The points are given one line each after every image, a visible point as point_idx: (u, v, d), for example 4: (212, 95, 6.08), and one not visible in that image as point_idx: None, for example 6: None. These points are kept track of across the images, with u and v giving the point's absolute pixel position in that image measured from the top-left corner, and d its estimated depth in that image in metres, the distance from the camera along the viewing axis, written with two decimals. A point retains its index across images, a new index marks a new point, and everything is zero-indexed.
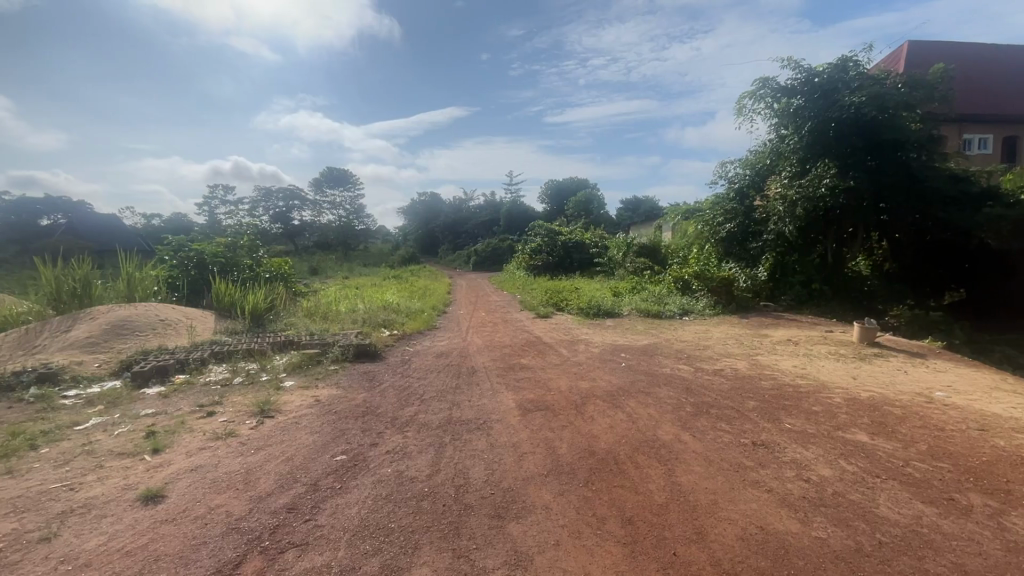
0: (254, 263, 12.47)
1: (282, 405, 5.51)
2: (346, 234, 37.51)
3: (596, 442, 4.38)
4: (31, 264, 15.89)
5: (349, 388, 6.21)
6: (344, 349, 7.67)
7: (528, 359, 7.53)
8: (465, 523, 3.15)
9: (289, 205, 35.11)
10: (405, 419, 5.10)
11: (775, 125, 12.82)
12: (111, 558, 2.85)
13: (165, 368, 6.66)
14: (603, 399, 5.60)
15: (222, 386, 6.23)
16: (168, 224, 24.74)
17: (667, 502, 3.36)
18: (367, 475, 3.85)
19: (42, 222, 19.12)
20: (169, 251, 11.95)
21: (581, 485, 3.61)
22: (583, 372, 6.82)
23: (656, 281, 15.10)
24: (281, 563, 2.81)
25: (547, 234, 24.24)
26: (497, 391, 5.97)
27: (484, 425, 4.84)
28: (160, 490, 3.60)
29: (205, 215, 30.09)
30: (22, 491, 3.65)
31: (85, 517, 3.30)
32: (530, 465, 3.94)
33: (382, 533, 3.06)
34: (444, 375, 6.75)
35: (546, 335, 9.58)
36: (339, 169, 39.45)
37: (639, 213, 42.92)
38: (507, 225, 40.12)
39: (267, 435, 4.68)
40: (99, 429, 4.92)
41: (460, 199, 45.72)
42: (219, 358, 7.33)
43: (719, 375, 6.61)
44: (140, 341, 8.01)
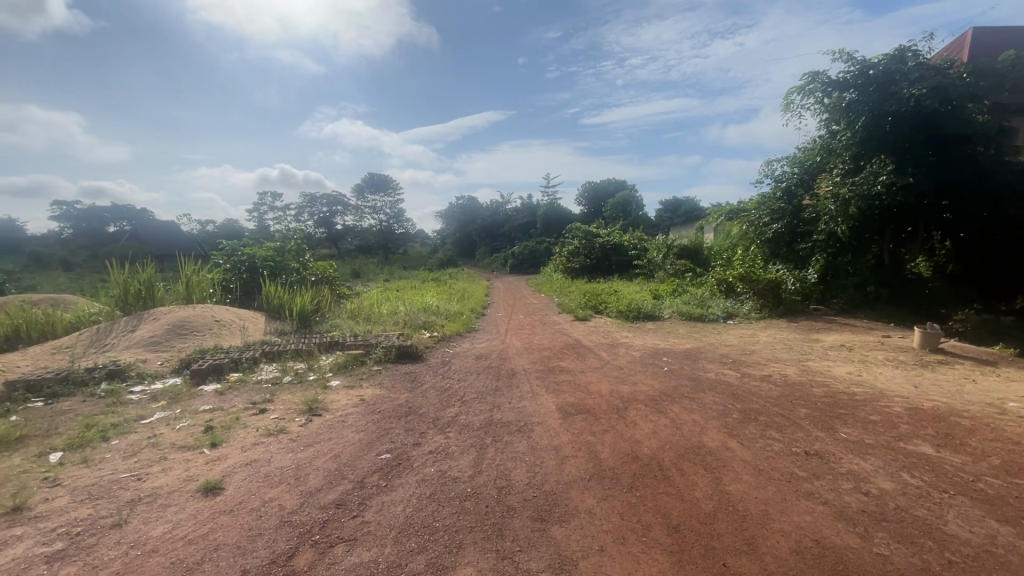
0: (301, 266, 12.97)
1: (329, 404, 5.70)
2: (386, 237, 38.46)
3: (639, 447, 4.31)
4: (100, 268, 17.09)
5: (392, 388, 6.35)
6: (387, 349, 7.85)
7: (567, 363, 7.49)
8: (508, 525, 3.16)
9: (332, 210, 36.29)
10: (447, 420, 5.17)
11: (825, 121, 12.28)
12: (175, 545, 3.02)
13: (221, 366, 7.00)
14: (645, 403, 5.50)
15: (273, 384, 6.50)
16: (221, 230, 26.06)
17: (715, 511, 3.27)
18: (412, 474, 3.92)
19: (110, 229, 20.57)
20: (223, 255, 12.57)
21: (625, 491, 3.55)
22: (624, 376, 6.72)
23: (698, 283, 14.72)
24: (332, 556, 2.90)
25: (584, 236, 24.11)
26: (537, 394, 5.96)
27: (525, 427, 4.84)
28: (218, 482, 3.79)
29: (255, 220, 31.54)
30: (95, 480, 3.92)
31: (151, 505, 3.52)
32: (572, 469, 3.91)
33: (427, 531, 3.11)
34: (484, 377, 6.81)
35: (584, 338, 9.50)
36: (379, 175, 40.47)
37: (679, 214, 41.98)
38: (544, 228, 40.09)
39: (316, 432, 4.85)
40: (163, 422, 5.23)
41: (497, 201, 46.04)
42: (270, 358, 7.65)
43: (767, 381, 6.37)
44: (198, 341, 8.47)
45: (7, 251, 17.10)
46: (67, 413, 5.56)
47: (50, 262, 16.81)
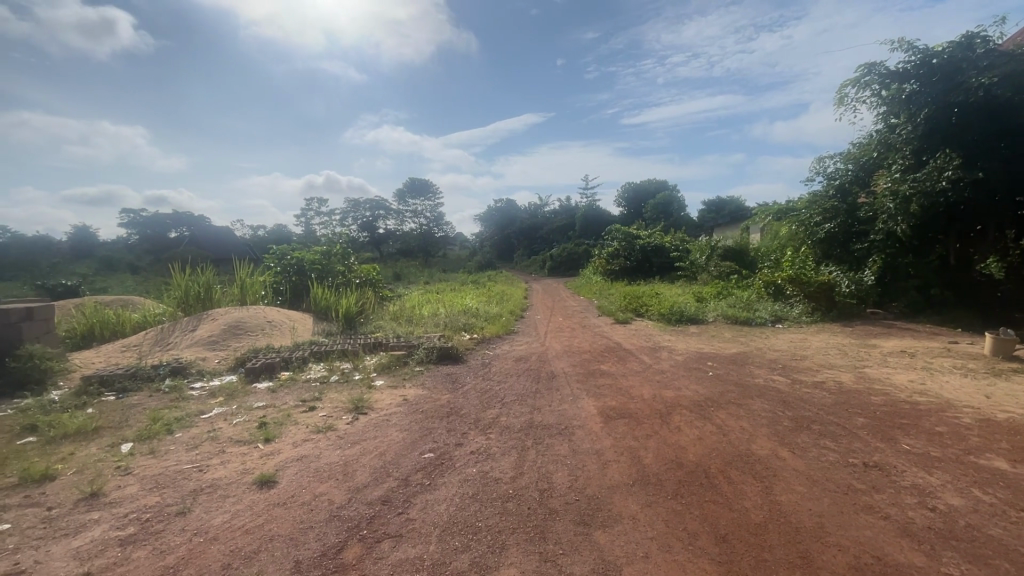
0: (346, 269, 13.41)
1: (373, 403, 5.86)
2: (427, 241, 39.16)
3: (684, 454, 4.20)
4: (163, 271, 18.20)
5: (434, 389, 6.46)
6: (429, 350, 8.00)
7: (607, 366, 7.41)
8: (550, 528, 3.16)
9: (375, 214, 37.24)
10: (487, 421, 5.22)
11: (883, 114, 11.63)
12: (234, 535, 3.18)
13: (273, 365, 7.34)
14: (690, 409, 5.37)
15: (321, 383, 6.76)
16: (271, 235, 27.26)
17: (766, 522, 3.15)
18: (454, 474, 3.98)
19: (171, 235, 21.89)
20: (274, 259, 13.15)
21: (669, 498, 3.48)
22: (666, 380, 6.58)
23: (744, 285, 14.24)
24: (379, 551, 2.98)
25: (624, 238, 23.78)
26: (578, 397, 5.92)
27: (566, 431, 4.82)
28: (272, 476, 3.97)
29: (303, 225, 32.79)
30: (162, 470, 4.18)
31: (211, 496, 3.72)
32: (614, 474, 3.87)
33: (470, 531, 3.15)
34: (524, 379, 6.82)
35: (625, 341, 9.36)
36: (420, 179, 41.22)
37: (723, 214, 40.75)
38: (583, 229, 39.73)
39: (362, 430, 4.99)
40: (221, 417, 5.53)
41: (536, 204, 46.06)
42: (318, 357, 7.95)
43: (820, 388, 6.08)
44: (252, 340, 8.90)
45: (82, 256, 18.49)
46: (136, 406, 5.96)
47: (118, 266, 18.04)
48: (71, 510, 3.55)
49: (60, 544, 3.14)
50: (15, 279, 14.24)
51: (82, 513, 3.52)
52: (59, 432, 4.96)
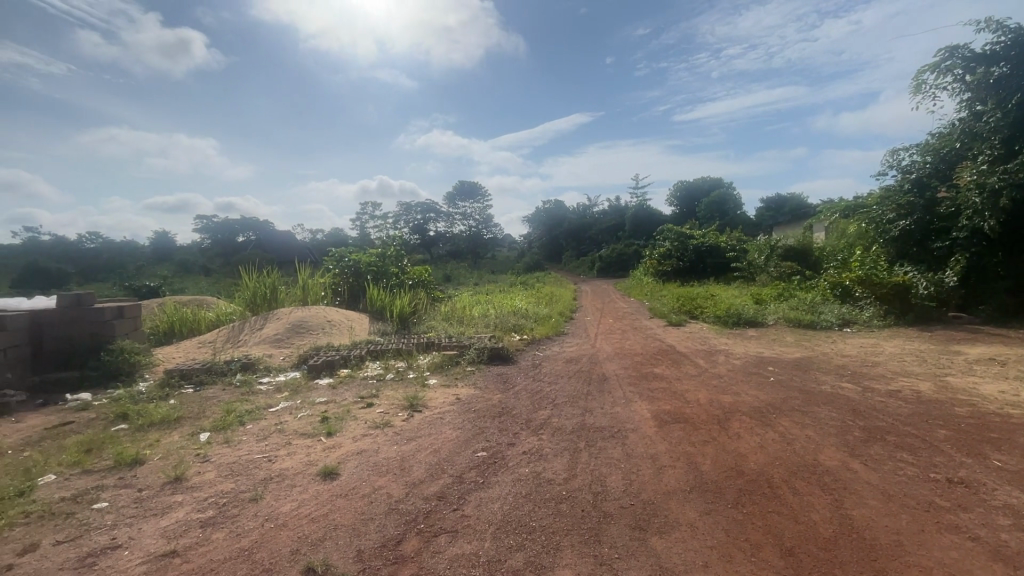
0: (399, 271, 13.85)
1: (427, 401, 6.02)
2: (475, 243, 39.67)
3: (744, 462, 4.04)
4: (233, 273, 19.44)
5: (486, 389, 6.54)
6: (480, 350, 8.12)
7: (660, 369, 7.25)
8: (605, 531, 3.13)
9: (426, 218, 38.06)
10: (539, 422, 5.23)
11: (967, 101, 10.71)
12: (301, 522, 3.36)
13: (333, 362, 7.69)
14: (750, 416, 5.15)
15: (377, 381, 7.02)
16: (329, 238, 28.50)
17: (836, 537, 2.98)
18: (507, 473, 4.01)
19: (239, 239, 23.32)
20: (333, 261, 13.75)
21: (729, 507, 3.35)
22: (723, 385, 6.35)
23: (807, 286, 13.50)
24: (436, 545, 3.06)
25: (677, 238, 23.14)
26: (631, 400, 5.81)
27: (619, 434, 4.75)
28: (335, 468, 4.16)
29: (358, 228, 34.02)
30: (236, 459, 4.48)
31: (280, 484, 3.95)
32: (670, 480, 3.77)
33: (524, 530, 3.17)
34: (575, 381, 6.77)
35: (679, 344, 9.09)
36: (470, 182, 41.81)
37: (783, 211, 38.81)
38: (633, 229, 38.96)
39: (417, 427, 5.14)
40: (287, 411, 5.85)
41: (584, 205, 45.59)
42: (374, 355, 8.26)
43: (895, 396, 5.67)
44: (313, 339, 9.37)
45: (161, 260, 20.09)
46: (212, 399, 6.42)
47: (193, 268, 19.45)
48: (158, 492, 3.87)
49: (150, 523, 3.43)
50: (107, 280, 15.67)
51: (167, 495, 3.83)
52: (146, 421, 5.42)
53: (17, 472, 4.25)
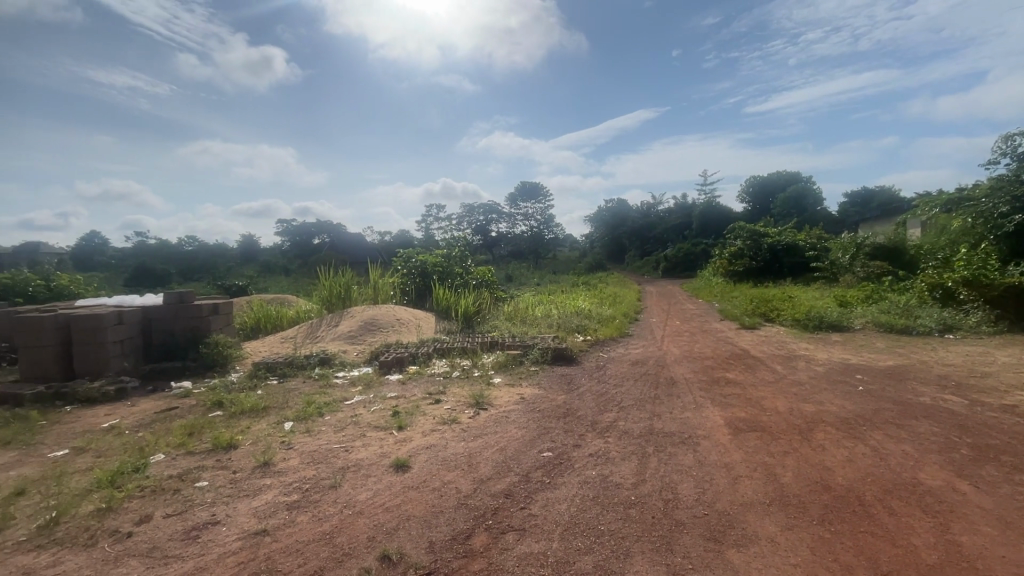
0: (464, 272, 14.16)
1: (493, 399, 6.11)
2: (537, 244, 39.69)
3: (829, 476, 3.76)
4: (310, 273, 20.71)
5: (550, 389, 6.54)
6: (544, 351, 8.11)
7: (733, 374, 6.90)
8: (678, 540, 3.03)
9: (488, 218, 38.58)
10: (605, 424, 5.14)
11: None
12: (376, 511, 3.52)
13: (402, 359, 7.99)
14: (836, 427, 4.79)
15: (444, 378, 7.22)
16: (397, 240, 29.65)
17: (941, 565, 2.70)
18: (573, 475, 3.99)
19: (315, 241, 24.84)
20: (401, 261, 14.28)
21: (815, 523, 3.14)
22: (804, 393, 5.93)
23: (901, 287, 12.36)
24: (505, 542, 3.10)
25: (749, 236, 22.00)
26: (701, 405, 5.58)
27: (690, 440, 4.58)
28: (407, 461, 4.32)
29: (423, 229, 35.08)
30: (316, 448, 4.77)
31: (356, 474, 4.16)
32: (747, 491, 3.59)
33: (593, 533, 3.14)
34: (642, 384, 6.60)
35: (753, 349, 8.61)
36: (530, 183, 41.89)
37: (871, 206, 35.66)
38: (701, 228, 37.40)
39: (483, 425, 5.23)
40: (361, 404, 6.16)
41: (649, 203, 44.27)
42: (441, 353, 8.49)
43: (1011, 413, 5.03)
44: (384, 336, 9.79)
45: (248, 261, 21.82)
46: (294, 391, 6.88)
47: (275, 268, 20.93)
48: (250, 475, 4.20)
49: (244, 502, 3.74)
50: (203, 279, 17.25)
51: (257, 478, 4.14)
52: (239, 409, 5.90)
53: (133, 450, 4.78)
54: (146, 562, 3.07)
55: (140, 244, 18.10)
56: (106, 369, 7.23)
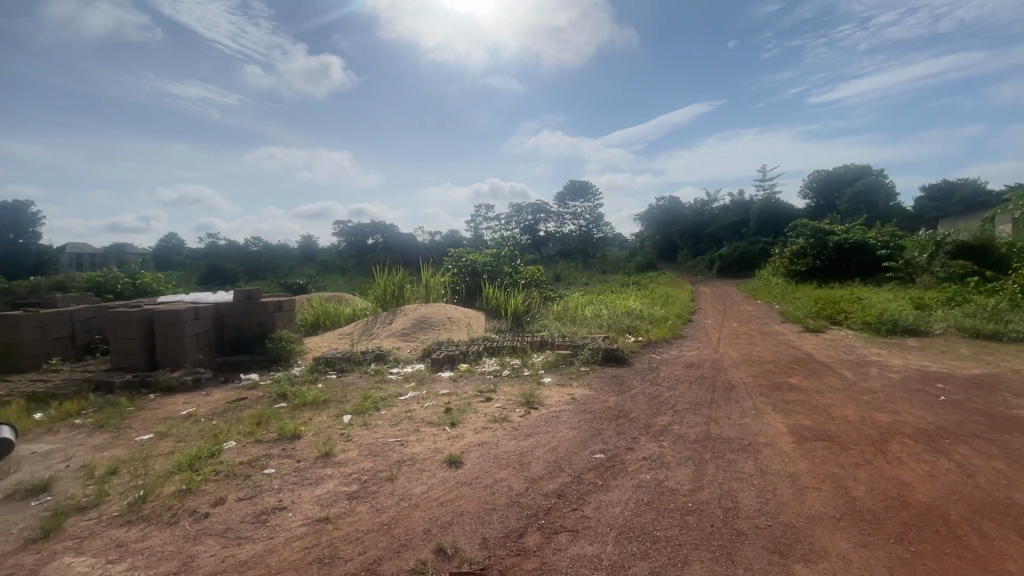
0: (513, 271, 14.24)
1: (543, 399, 6.10)
2: (585, 243, 39.29)
3: (908, 492, 3.49)
4: (364, 272, 21.51)
5: (601, 390, 6.45)
6: (594, 351, 8.01)
7: (797, 379, 6.55)
8: (739, 551, 2.90)
9: (536, 218, 38.57)
10: (659, 428, 5.02)
11: None
12: (431, 505, 3.60)
13: (454, 357, 8.14)
14: (914, 439, 4.44)
15: (495, 376, 7.29)
16: (447, 240, 30.25)
17: None
18: (627, 478, 3.92)
19: (369, 241, 25.76)
20: (452, 261, 14.54)
21: (892, 542, 2.92)
22: (877, 401, 5.54)
23: (990, 289, 11.32)
24: (557, 543, 3.09)
25: (813, 234, 20.85)
26: (762, 411, 5.33)
27: (750, 447, 4.39)
28: (459, 457, 4.39)
29: (473, 229, 35.53)
30: (373, 440, 4.95)
31: (412, 467, 4.27)
32: (814, 503, 3.39)
33: (648, 539, 3.07)
34: (697, 387, 6.39)
35: (819, 353, 8.14)
36: (580, 181, 41.42)
37: (953, 200, 32.82)
38: (760, 225, 35.69)
39: (534, 424, 5.23)
40: (415, 400, 6.32)
41: (702, 201, 42.79)
42: (491, 352, 8.58)
43: None
44: (436, 334, 10.01)
45: (307, 261, 22.91)
46: (352, 385, 7.17)
47: (333, 268, 21.88)
48: (313, 464, 4.41)
49: (308, 490, 3.93)
50: (267, 277, 18.24)
51: (319, 468, 4.34)
52: (302, 401, 6.21)
53: (209, 436, 5.13)
54: (221, 542, 3.29)
55: (212, 245, 19.38)
56: (183, 361, 7.79)
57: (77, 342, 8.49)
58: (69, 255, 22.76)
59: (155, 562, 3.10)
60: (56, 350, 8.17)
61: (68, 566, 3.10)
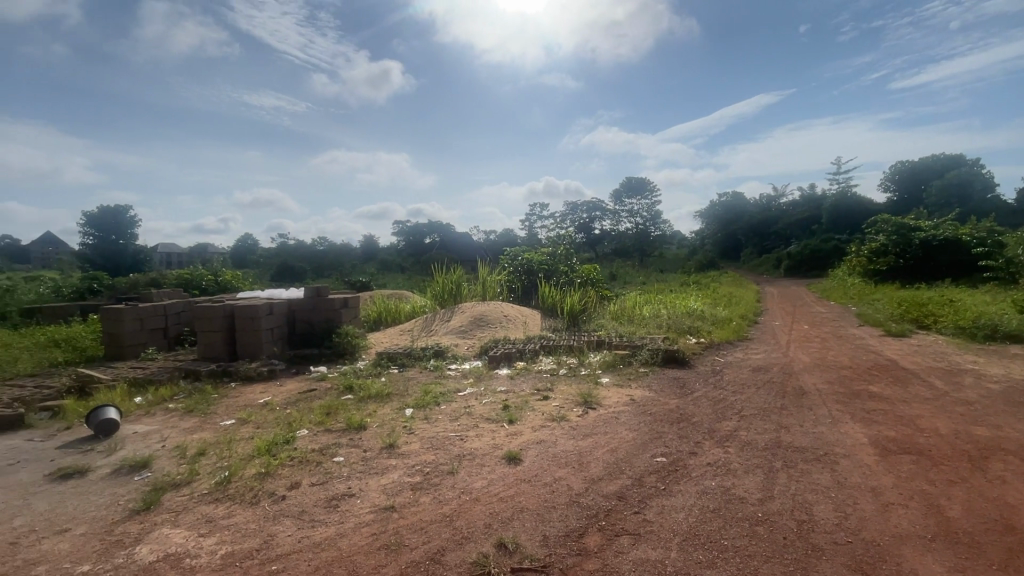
0: (569, 269, 14.17)
1: (601, 399, 6.02)
2: (642, 241, 38.39)
3: (1014, 515, 3.16)
4: (422, 270, 22.16)
5: (661, 392, 6.29)
6: (654, 352, 7.81)
7: (878, 387, 6.08)
8: (817, 567, 2.75)
9: (591, 216, 38.12)
10: (724, 433, 4.82)
11: None
12: (491, 500, 3.66)
13: (511, 355, 8.21)
14: (1019, 457, 4.00)
15: (552, 374, 7.30)
16: (501, 239, 30.55)
17: None
18: (690, 484, 3.80)
19: (427, 241, 26.52)
20: (509, 259, 14.67)
21: (996, 570, 2.66)
22: (974, 414, 5.04)
23: None
24: (619, 545, 3.05)
25: (895, 230, 19.27)
26: (839, 420, 4.99)
27: (826, 457, 4.12)
28: (518, 454, 4.43)
29: (527, 228, 35.62)
30: (434, 434, 5.09)
31: (472, 462, 4.36)
32: (902, 521, 3.14)
33: (715, 548, 2.96)
34: (765, 392, 6.09)
35: (903, 359, 7.51)
36: (637, 177, 40.39)
37: None
38: (833, 222, 33.34)
39: (593, 424, 5.18)
40: (473, 396, 6.44)
41: (769, 196, 40.61)
42: (547, 350, 8.59)
43: None
44: (492, 331, 10.15)
45: (369, 260, 23.89)
46: (413, 379, 7.42)
47: (393, 266, 22.73)
48: (378, 454, 4.60)
49: (374, 479, 4.11)
50: (333, 275, 19.21)
51: (384, 458, 4.52)
52: (367, 394, 6.50)
53: (284, 424, 5.48)
54: (298, 523, 3.51)
55: (284, 245, 20.66)
56: (259, 352, 8.35)
57: (169, 333, 9.31)
58: (160, 255, 25.03)
59: (240, 539, 3.35)
60: (152, 340, 9.01)
61: (166, 536, 3.41)
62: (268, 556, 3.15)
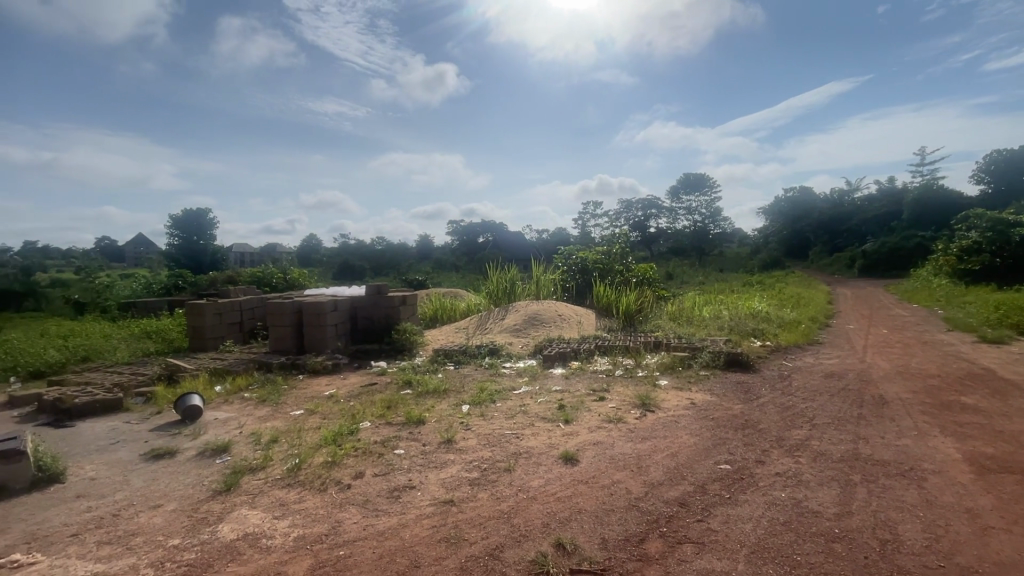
0: (624, 268, 13.89)
1: (660, 402, 5.86)
2: (700, 239, 37.00)
3: None
4: (476, 269, 22.45)
5: (724, 397, 6.03)
6: (715, 354, 7.50)
7: (971, 398, 5.54)
8: None
9: (647, 214, 37.15)
10: (794, 442, 4.55)
11: None
12: (548, 499, 3.65)
13: (565, 355, 8.16)
14: None
15: (608, 375, 7.18)
16: (554, 238, 30.40)
17: None
18: (757, 494, 3.62)
19: (480, 240, 26.85)
20: (562, 258, 14.59)
21: None
22: None
23: None
24: (682, 553, 2.95)
25: (990, 226, 17.49)
26: (926, 433, 4.58)
27: (912, 473, 3.80)
28: (575, 454, 4.39)
29: (580, 227, 35.23)
30: (490, 431, 5.14)
31: (528, 460, 4.36)
32: (1006, 549, 2.84)
33: (787, 563, 2.80)
34: (839, 400, 5.70)
35: (1001, 369, 6.80)
36: (695, 173, 38.96)
37: None
38: (916, 217, 30.66)
39: (651, 427, 5.05)
40: (528, 395, 6.45)
41: (841, 191, 37.97)
42: (602, 350, 8.47)
43: None
44: (546, 330, 10.13)
45: (424, 259, 24.48)
46: (468, 376, 7.54)
47: (448, 265, 23.17)
48: (436, 449, 4.71)
49: (433, 473, 4.21)
50: (390, 274, 19.84)
51: (442, 453, 4.62)
52: (425, 389, 6.66)
53: (348, 416, 5.72)
54: (362, 512, 3.65)
55: (346, 244, 21.56)
56: (324, 347, 8.78)
57: (244, 327, 9.96)
58: (234, 254, 26.76)
59: (310, 523, 3.53)
60: (229, 333, 9.68)
61: (244, 517, 3.66)
62: (336, 541, 3.30)
